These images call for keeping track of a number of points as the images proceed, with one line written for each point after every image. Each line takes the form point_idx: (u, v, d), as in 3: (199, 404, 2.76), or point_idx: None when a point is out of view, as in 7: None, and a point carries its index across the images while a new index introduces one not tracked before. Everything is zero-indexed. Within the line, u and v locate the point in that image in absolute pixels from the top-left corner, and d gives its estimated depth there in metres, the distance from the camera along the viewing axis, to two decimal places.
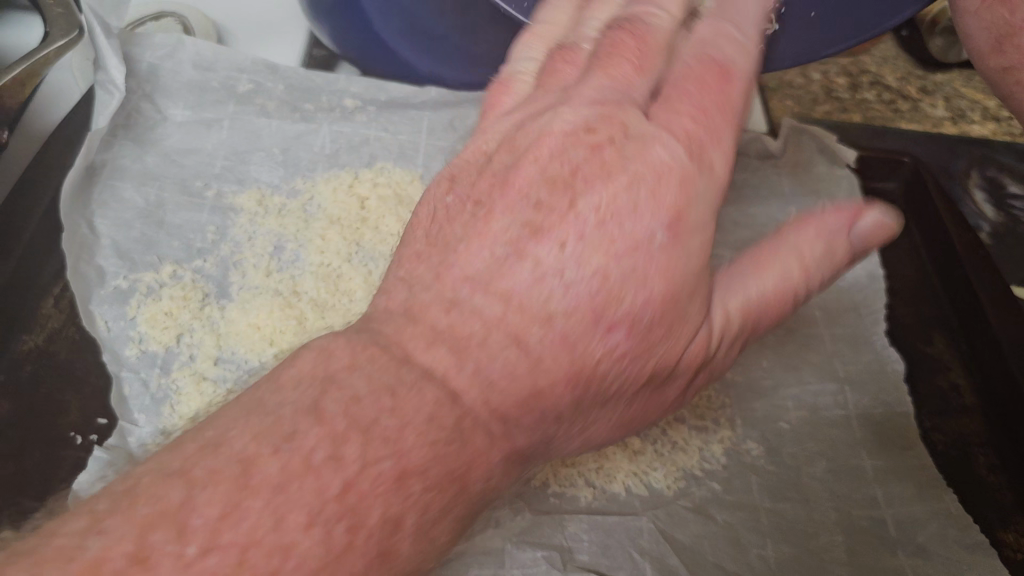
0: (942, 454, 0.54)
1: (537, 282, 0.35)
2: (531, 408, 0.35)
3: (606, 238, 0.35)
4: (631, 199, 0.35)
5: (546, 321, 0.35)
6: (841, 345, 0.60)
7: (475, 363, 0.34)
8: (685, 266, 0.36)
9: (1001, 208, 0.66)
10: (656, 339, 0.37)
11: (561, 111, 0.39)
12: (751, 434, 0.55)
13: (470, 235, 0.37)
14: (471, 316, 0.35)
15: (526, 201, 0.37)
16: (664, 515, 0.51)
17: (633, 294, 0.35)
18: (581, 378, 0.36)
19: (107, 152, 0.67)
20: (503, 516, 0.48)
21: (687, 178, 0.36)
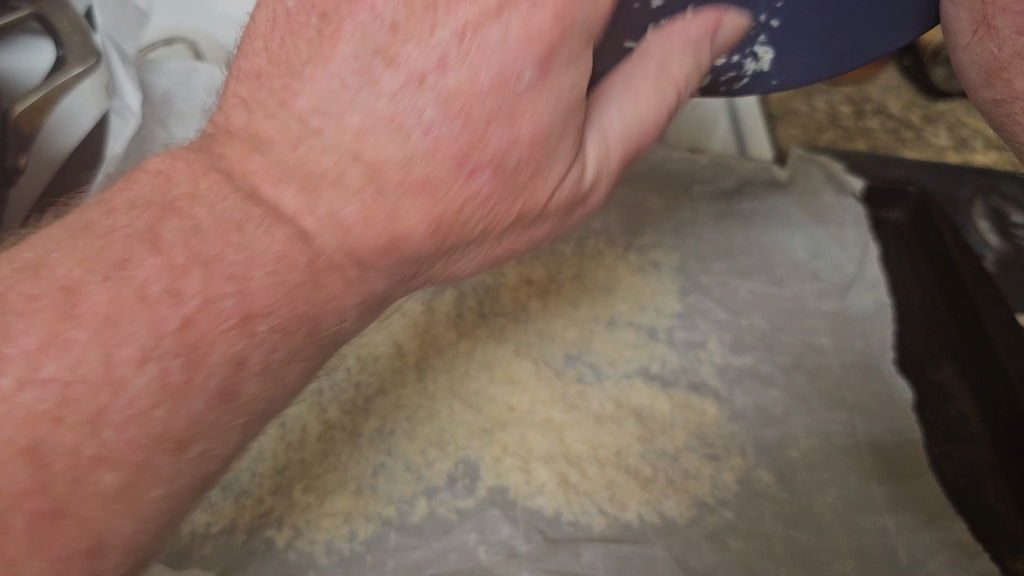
0: (951, 481, 0.54)
1: (396, 125, 0.31)
2: (390, 251, 0.32)
3: (472, 74, 0.30)
4: (506, 32, 0.30)
5: (405, 163, 0.31)
6: (850, 373, 0.61)
7: (326, 203, 0.31)
8: (555, 105, 0.31)
9: (1006, 238, 0.63)
10: (527, 185, 0.33)
11: None
12: (763, 461, 0.56)
13: (311, 56, 0.32)
14: (321, 151, 0.32)
15: (372, 17, 0.31)
16: (679, 544, 0.51)
17: (495, 133, 0.31)
18: (445, 224, 0.32)
19: (122, 177, 0.67)
20: (514, 543, 0.50)
21: (572, 13, 0.30)
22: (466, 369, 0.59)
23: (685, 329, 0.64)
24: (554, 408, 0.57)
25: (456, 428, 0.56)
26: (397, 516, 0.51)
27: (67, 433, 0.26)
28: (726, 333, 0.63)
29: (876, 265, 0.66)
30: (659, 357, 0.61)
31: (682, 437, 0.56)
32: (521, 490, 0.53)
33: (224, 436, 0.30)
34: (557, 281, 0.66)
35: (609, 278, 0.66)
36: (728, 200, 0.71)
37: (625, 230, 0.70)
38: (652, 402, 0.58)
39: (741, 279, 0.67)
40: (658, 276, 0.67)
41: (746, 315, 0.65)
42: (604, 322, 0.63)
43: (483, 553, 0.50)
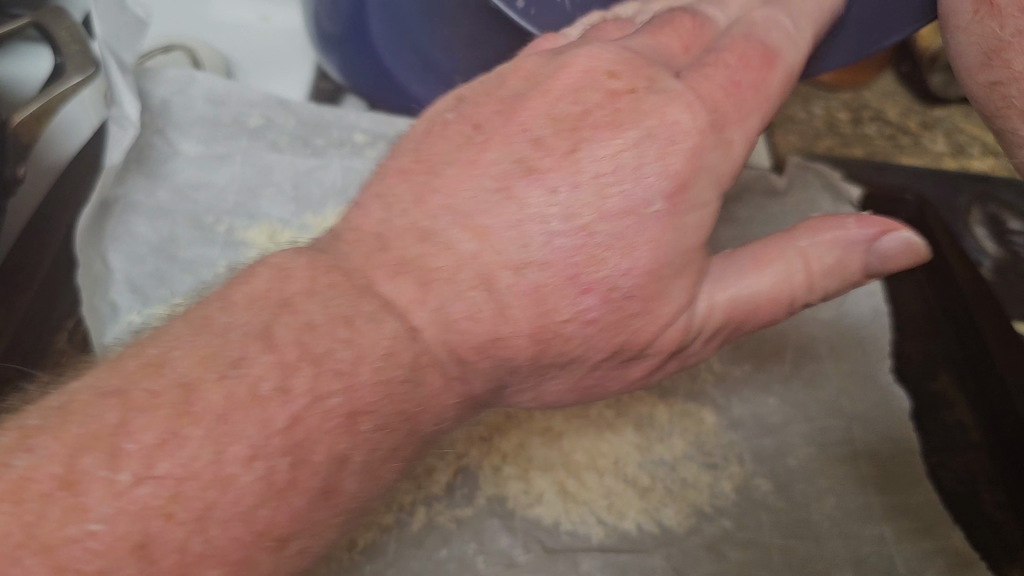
0: (949, 489, 0.55)
1: (519, 216, 0.36)
2: (490, 351, 0.37)
3: (597, 189, 0.36)
4: (638, 157, 0.36)
5: (521, 270, 0.36)
6: (846, 380, 0.61)
7: (438, 301, 0.36)
8: (676, 242, 0.36)
9: (1002, 244, 0.66)
10: (631, 314, 0.37)
11: (581, 53, 0.38)
12: (761, 469, 0.56)
13: (453, 161, 0.38)
14: (444, 250, 0.37)
15: (526, 133, 0.37)
16: (678, 553, 0.51)
17: (617, 261, 0.36)
18: (544, 340, 0.37)
19: (121, 187, 0.67)
20: (513, 552, 0.50)
21: (709, 143, 0.36)
22: None
23: None
24: (553, 416, 0.57)
25: None
26: (395, 525, 0.51)
27: (177, 529, 0.28)
28: (724, 340, 0.63)
29: (875, 274, 0.65)
30: None
31: (680, 446, 0.56)
32: (520, 500, 0.53)
33: (325, 530, 0.33)
34: None
35: None
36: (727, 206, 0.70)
37: None
38: (652, 410, 0.58)
39: None
40: None
41: (745, 321, 0.64)
42: None
43: (483, 564, 0.50)
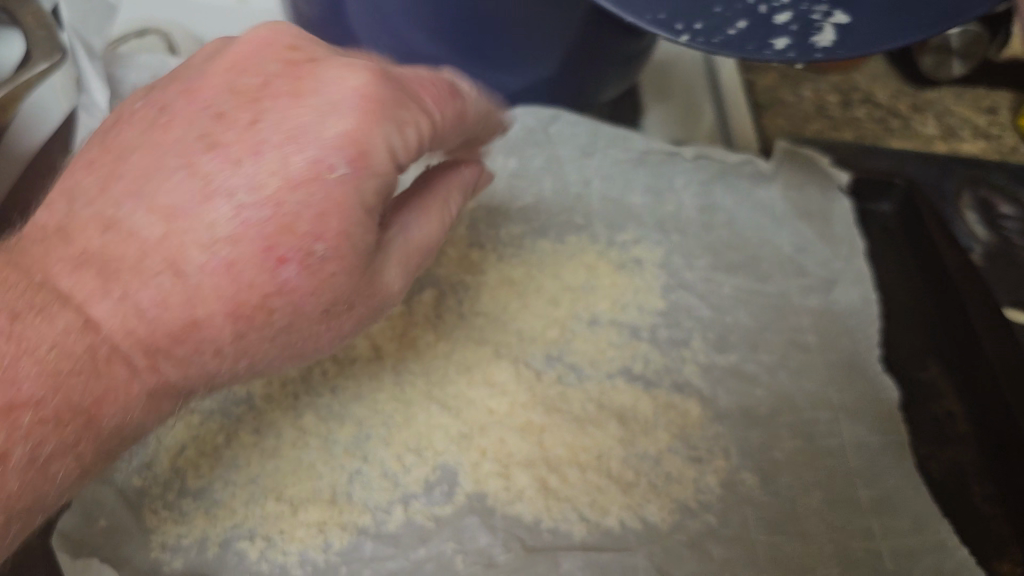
0: (937, 483, 0.54)
1: (204, 188, 0.35)
2: (183, 338, 0.36)
3: (275, 163, 0.35)
4: (303, 122, 0.36)
5: (207, 248, 0.35)
6: (835, 371, 0.60)
7: (122, 289, 0.35)
8: (359, 200, 0.36)
9: (992, 228, 0.65)
10: (331, 276, 0.36)
11: (254, 30, 0.40)
12: (746, 463, 0.55)
13: (136, 143, 0.37)
14: (127, 236, 0.35)
15: (204, 110, 0.37)
16: (660, 552, 0.50)
17: (305, 226, 0.35)
18: (241, 313, 0.36)
19: None
20: (491, 551, 0.49)
21: (377, 120, 0.36)
22: (443, 370, 0.58)
23: (668, 327, 0.62)
24: (534, 411, 0.56)
25: (433, 434, 0.54)
26: (372, 525, 0.50)
27: None
28: (709, 331, 0.62)
29: (862, 260, 0.65)
30: (642, 357, 0.60)
31: (665, 440, 0.55)
32: (500, 496, 0.51)
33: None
34: (535, 278, 0.64)
35: (589, 275, 0.65)
36: (709, 192, 0.70)
37: (608, 224, 0.69)
38: (635, 403, 0.57)
39: (725, 275, 0.66)
40: (641, 273, 0.65)
41: (731, 313, 0.64)
42: (585, 321, 0.62)
43: (460, 564, 0.49)
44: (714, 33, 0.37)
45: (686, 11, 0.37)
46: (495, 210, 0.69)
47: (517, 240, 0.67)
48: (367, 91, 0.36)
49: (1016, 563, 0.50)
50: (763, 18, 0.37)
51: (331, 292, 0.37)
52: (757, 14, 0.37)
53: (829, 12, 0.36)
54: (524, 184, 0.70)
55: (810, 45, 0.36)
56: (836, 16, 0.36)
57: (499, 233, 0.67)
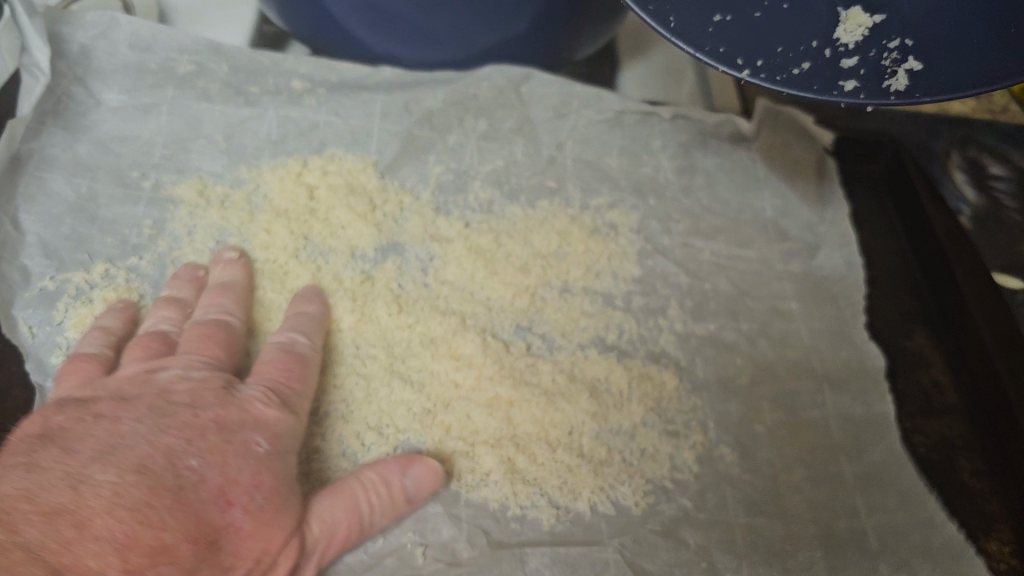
0: (923, 457, 0.52)
1: (167, 455, 0.40)
2: (156, 565, 0.35)
3: (223, 440, 0.42)
4: (252, 419, 0.45)
5: (168, 492, 0.38)
6: (819, 341, 0.57)
7: (92, 528, 0.35)
8: (282, 477, 0.43)
9: (982, 190, 0.62)
10: (265, 523, 0.41)
11: (166, 373, 0.47)
12: (725, 438, 0.52)
13: (67, 437, 0.40)
14: (88, 489, 0.36)
15: (141, 409, 0.43)
16: (633, 542, 0.47)
17: (253, 494, 0.41)
18: (203, 539, 0.38)
19: (34, 141, 0.61)
20: (456, 545, 0.46)
21: (296, 427, 0.47)
22: (407, 342, 0.55)
23: (644, 295, 0.59)
24: (502, 384, 0.53)
25: (396, 410, 0.51)
26: None
27: None
28: (687, 299, 0.59)
29: (847, 222, 0.63)
30: (615, 327, 0.57)
31: (641, 413, 0.52)
32: (465, 481, 0.49)
33: None
34: (504, 245, 0.61)
35: (561, 241, 0.62)
36: (689, 154, 0.67)
37: (582, 189, 0.65)
38: (608, 373, 0.54)
39: (704, 240, 0.63)
40: (616, 239, 0.62)
41: (710, 280, 0.61)
42: (556, 289, 0.59)
43: (422, 558, 0.46)
44: (778, 70, 0.32)
45: (745, 45, 0.32)
46: (463, 173, 0.66)
47: (484, 205, 0.64)
48: (280, 391, 0.48)
49: (1005, 543, 0.48)
50: (831, 62, 0.33)
51: (257, 551, 0.40)
52: (824, 58, 0.33)
53: (903, 57, 0.32)
54: (494, 147, 0.67)
55: (885, 90, 0.32)
56: (909, 63, 0.32)
57: (467, 199, 0.64)
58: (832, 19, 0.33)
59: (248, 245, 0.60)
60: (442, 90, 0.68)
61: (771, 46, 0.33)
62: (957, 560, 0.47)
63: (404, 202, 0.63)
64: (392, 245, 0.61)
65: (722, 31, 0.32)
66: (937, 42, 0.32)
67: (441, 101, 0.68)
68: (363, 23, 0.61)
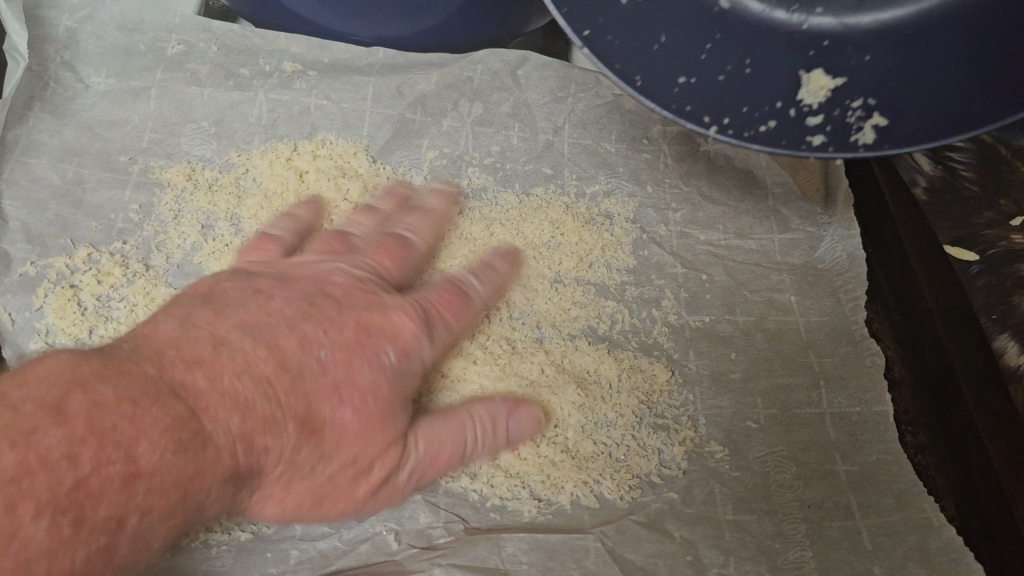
0: (868, 429, 0.51)
1: (302, 343, 0.40)
2: (263, 432, 0.37)
3: (358, 341, 0.42)
4: (388, 324, 0.44)
5: (296, 377, 0.39)
6: (817, 335, 0.56)
7: (225, 385, 0.37)
8: (398, 394, 0.43)
9: (938, 161, 0.63)
10: (374, 431, 0.41)
11: (327, 264, 0.47)
12: (716, 434, 0.50)
13: (233, 305, 0.41)
14: (233, 351, 0.38)
15: (301, 297, 0.43)
16: (616, 533, 0.45)
17: (367, 400, 0.41)
18: (309, 426, 0.39)
19: (20, 126, 0.61)
20: (432, 533, 0.44)
21: (434, 343, 0.46)
22: None
23: (638, 285, 0.58)
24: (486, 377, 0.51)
25: None
26: None
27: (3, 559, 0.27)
28: (682, 290, 0.58)
29: (850, 213, 0.61)
30: (608, 317, 0.56)
31: (630, 405, 0.51)
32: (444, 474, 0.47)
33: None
34: (496, 233, 0.59)
35: (554, 230, 0.60)
36: (691, 142, 0.66)
37: (578, 176, 0.64)
38: (597, 366, 0.52)
39: (701, 230, 0.61)
40: (610, 229, 0.61)
41: (708, 271, 0.59)
42: (548, 279, 0.57)
43: (396, 544, 0.44)
44: (745, 129, 0.41)
45: (714, 108, 0.41)
46: (456, 158, 0.64)
47: (478, 191, 0.62)
48: (427, 309, 0.47)
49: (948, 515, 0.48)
50: (796, 120, 0.41)
51: (364, 453, 0.40)
52: (788, 116, 0.41)
53: (867, 115, 0.41)
54: (489, 132, 0.66)
55: (851, 143, 0.40)
56: (874, 119, 0.40)
57: (460, 185, 0.63)
58: (796, 83, 0.42)
59: (236, 230, 0.59)
60: (436, 74, 0.67)
61: (739, 107, 0.41)
62: (957, 563, 0.45)
63: None
64: None
65: (687, 91, 0.41)
66: (898, 99, 0.40)
67: (435, 85, 0.67)
68: (322, 6, 0.63)
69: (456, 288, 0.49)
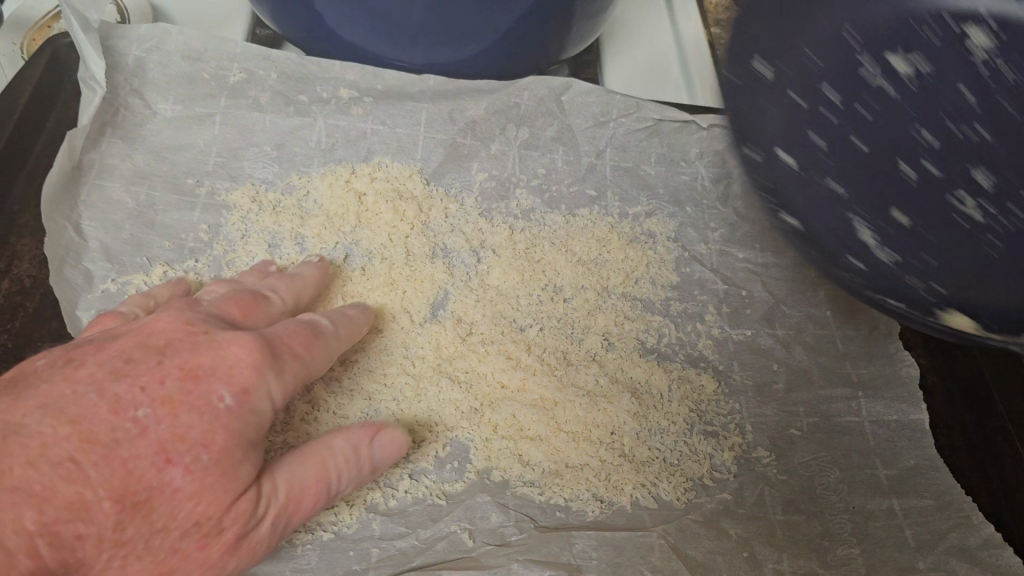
0: (905, 435, 0.54)
1: (113, 408, 0.37)
2: (69, 522, 0.34)
3: (184, 388, 0.38)
4: (213, 363, 0.40)
5: (100, 454, 0.35)
6: (853, 348, 0.59)
7: (17, 480, 0.33)
8: (242, 434, 0.39)
9: None
10: (213, 482, 0.38)
11: (155, 313, 0.43)
12: (762, 441, 0.54)
13: (45, 377, 0.37)
14: (29, 438, 0.34)
15: (116, 354, 0.39)
16: (676, 530, 0.48)
17: (200, 452, 0.37)
18: (127, 500, 0.35)
19: (95, 152, 0.64)
20: (505, 531, 0.47)
21: (284, 379, 0.43)
22: (453, 343, 0.57)
23: (682, 301, 0.61)
24: (546, 386, 0.54)
25: (445, 410, 0.53)
26: (382, 502, 0.49)
27: None
28: (724, 304, 0.61)
29: None
30: (655, 330, 0.59)
31: (682, 413, 0.54)
32: (508, 480, 0.50)
33: None
34: (546, 251, 0.63)
35: (601, 248, 0.64)
36: (724, 165, 0.69)
37: (620, 198, 0.68)
38: (648, 377, 0.56)
39: (740, 248, 0.65)
40: (654, 247, 0.64)
41: (747, 286, 0.62)
42: (597, 293, 0.61)
43: (471, 542, 0.47)
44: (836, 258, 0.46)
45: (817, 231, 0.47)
46: (504, 180, 0.68)
47: (526, 212, 0.66)
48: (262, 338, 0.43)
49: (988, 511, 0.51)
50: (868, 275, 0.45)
51: (209, 508, 0.38)
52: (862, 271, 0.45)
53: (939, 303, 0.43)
54: (535, 155, 0.69)
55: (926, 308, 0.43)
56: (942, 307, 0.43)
57: (509, 206, 0.66)
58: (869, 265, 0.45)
59: (300, 249, 0.62)
60: (484, 100, 0.70)
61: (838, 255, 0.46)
62: (997, 557, 0.48)
63: (450, 209, 0.66)
64: (437, 249, 0.63)
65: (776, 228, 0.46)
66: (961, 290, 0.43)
67: (485, 111, 0.70)
68: (376, 35, 0.64)
69: (297, 324, 0.46)
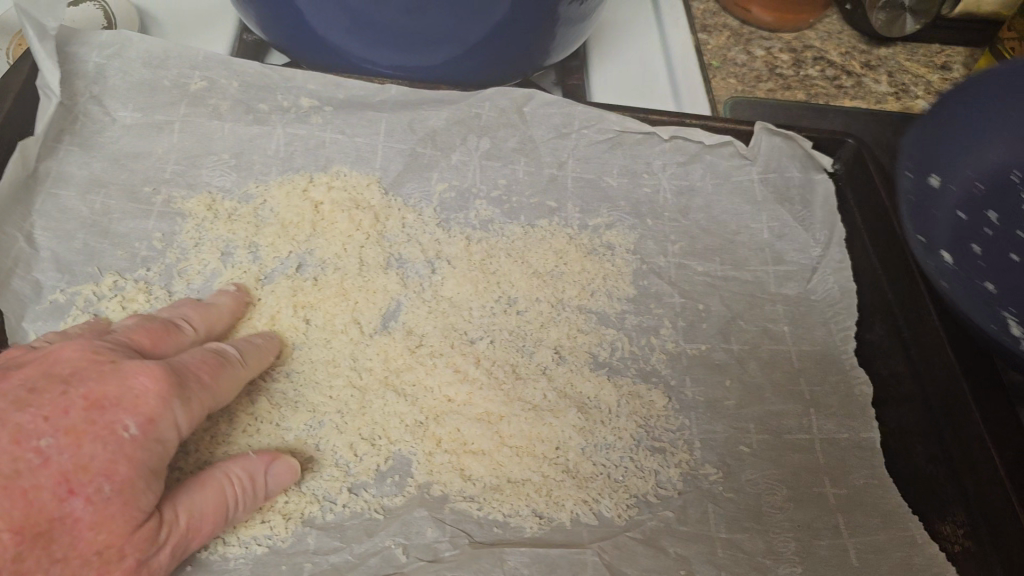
0: (855, 453, 0.53)
1: (16, 438, 0.39)
2: None
3: (87, 419, 0.40)
4: (118, 395, 0.41)
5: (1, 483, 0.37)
6: (808, 364, 0.58)
7: None
8: (145, 464, 0.41)
9: None
10: (115, 512, 0.39)
11: (60, 345, 0.45)
12: (710, 457, 0.53)
13: None
14: None
15: (22, 385, 0.41)
16: (612, 547, 0.47)
17: (101, 481, 0.39)
18: (28, 527, 0.37)
19: (51, 159, 0.63)
20: (438, 546, 0.47)
21: (190, 410, 0.44)
22: (402, 358, 0.56)
23: (637, 315, 0.60)
24: (492, 401, 0.54)
25: (389, 423, 0.53)
26: (319, 516, 0.48)
27: None
28: (679, 318, 0.60)
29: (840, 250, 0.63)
30: (609, 344, 0.58)
31: (629, 429, 0.54)
32: (447, 494, 0.50)
33: None
34: (500, 263, 0.63)
35: (558, 260, 0.63)
36: (687, 177, 0.68)
37: (580, 209, 0.67)
38: (597, 393, 0.55)
39: (698, 261, 0.64)
40: (612, 260, 0.64)
41: (704, 300, 0.62)
42: (551, 306, 0.61)
43: (403, 557, 0.46)
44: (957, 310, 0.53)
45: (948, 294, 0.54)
46: (464, 191, 0.67)
47: (484, 223, 0.65)
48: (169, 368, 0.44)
49: (959, 524, 0.49)
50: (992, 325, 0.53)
51: (111, 537, 0.39)
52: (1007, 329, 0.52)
53: None
54: (496, 167, 0.68)
55: None
56: None
57: (467, 216, 0.66)
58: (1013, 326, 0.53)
59: (253, 258, 0.62)
60: (446, 110, 0.69)
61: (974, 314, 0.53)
62: None
63: (407, 219, 0.65)
64: (390, 259, 0.63)
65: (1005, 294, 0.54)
66: None
67: (444, 121, 0.69)
68: (350, 36, 0.62)
69: (205, 355, 0.47)
